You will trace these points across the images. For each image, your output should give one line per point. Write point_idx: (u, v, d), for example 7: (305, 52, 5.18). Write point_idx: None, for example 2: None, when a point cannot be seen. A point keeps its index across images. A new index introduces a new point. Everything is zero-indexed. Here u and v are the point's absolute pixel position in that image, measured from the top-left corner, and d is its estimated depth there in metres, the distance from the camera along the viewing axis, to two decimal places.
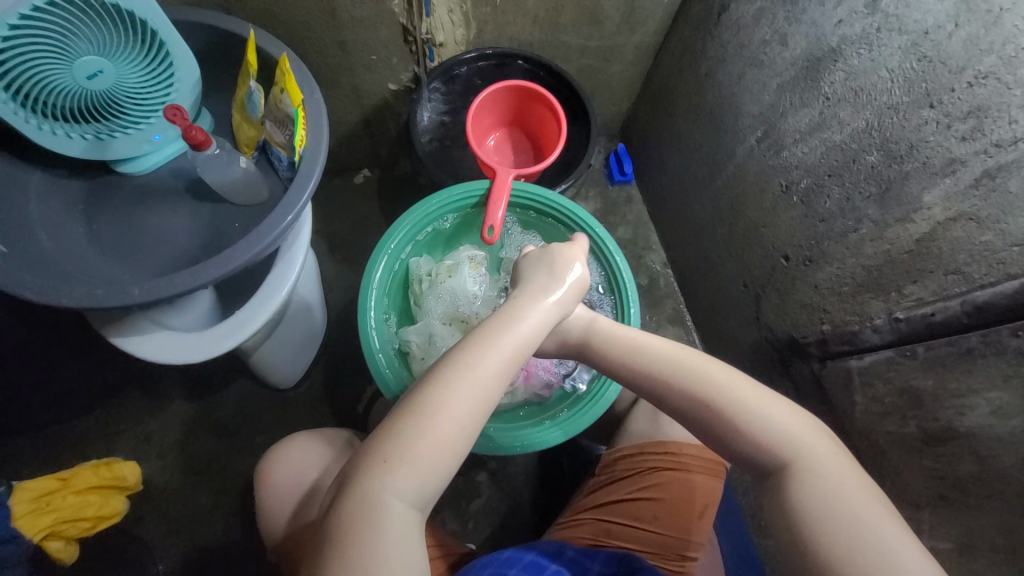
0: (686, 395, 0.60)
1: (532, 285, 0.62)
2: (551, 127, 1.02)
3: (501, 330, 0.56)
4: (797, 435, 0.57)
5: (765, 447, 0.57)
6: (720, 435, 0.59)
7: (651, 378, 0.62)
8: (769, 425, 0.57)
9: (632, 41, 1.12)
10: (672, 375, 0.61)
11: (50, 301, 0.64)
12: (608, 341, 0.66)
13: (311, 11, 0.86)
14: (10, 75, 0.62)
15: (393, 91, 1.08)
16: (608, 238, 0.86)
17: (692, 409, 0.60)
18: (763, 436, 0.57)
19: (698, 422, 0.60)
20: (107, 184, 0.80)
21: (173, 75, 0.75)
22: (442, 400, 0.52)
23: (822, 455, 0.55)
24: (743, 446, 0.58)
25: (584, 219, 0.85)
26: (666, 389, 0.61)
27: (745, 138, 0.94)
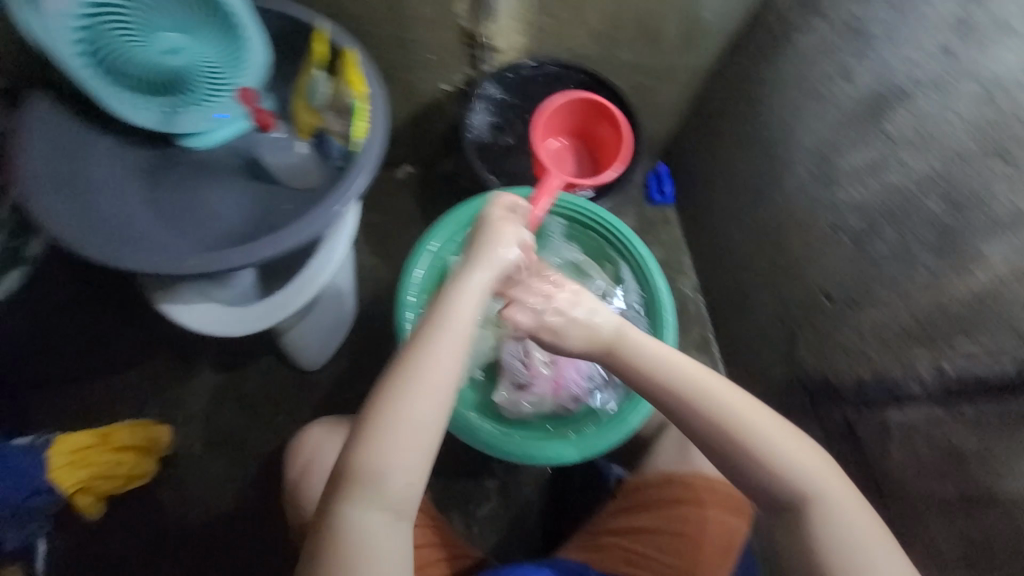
0: (712, 423, 0.57)
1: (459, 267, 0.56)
2: (613, 148, 0.96)
3: (459, 300, 0.53)
4: (811, 469, 0.56)
5: (786, 483, 0.56)
6: (741, 467, 0.57)
7: (676, 397, 0.57)
8: (789, 460, 0.56)
9: (686, 62, 1.10)
10: (700, 400, 0.57)
11: (113, 263, 0.69)
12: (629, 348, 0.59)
13: (377, 7, 0.88)
14: (93, 46, 0.66)
15: (445, 91, 1.10)
16: (650, 259, 0.86)
17: (714, 435, 0.57)
18: (780, 469, 0.56)
19: (720, 451, 0.57)
20: (170, 156, 0.83)
21: (245, 58, 0.75)
22: (391, 413, 0.49)
23: (835, 489, 0.56)
24: (759, 476, 0.56)
25: (629, 238, 0.86)
26: (691, 411, 0.57)
27: (795, 171, 0.92)
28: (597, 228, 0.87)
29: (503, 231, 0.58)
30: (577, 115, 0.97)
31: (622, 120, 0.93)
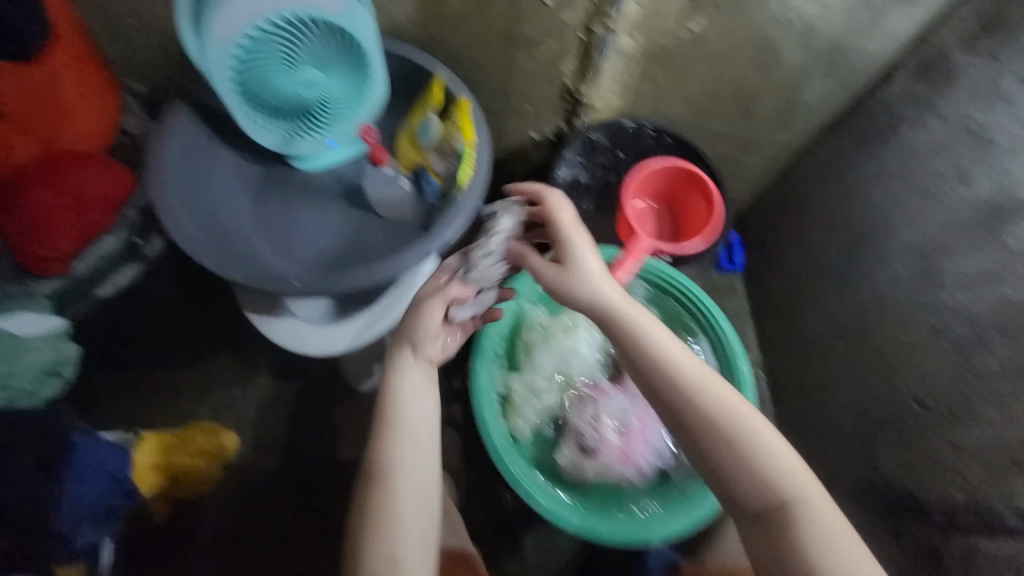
0: (699, 406, 0.56)
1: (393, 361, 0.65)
2: (702, 213, 0.96)
3: (409, 388, 0.63)
4: (786, 467, 0.55)
5: (761, 483, 0.54)
6: (718, 458, 0.55)
7: (661, 369, 0.57)
8: (770, 462, 0.54)
9: (777, 137, 1.08)
10: (680, 372, 0.57)
11: (225, 273, 0.73)
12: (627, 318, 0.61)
13: (489, 58, 0.93)
14: (242, 76, 0.70)
15: (533, 139, 1.12)
16: (735, 340, 0.84)
17: (691, 413, 0.56)
18: (753, 458, 0.54)
19: (699, 435, 0.55)
20: (280, 174, 0.88)
21: (368, 96, 0.81)
22: (386, 513, 0.58)
23: (815, 503, 0.53)
24: (730, 465, 0.55)
25: (710, 310, 0.86)
26: (670, 389, 0.57)
27: (891, 265, 0.88)
28: (681, 299, 0.87)
29: (423, 317, 0.67)
30: (665, 181, 0.98)
31: (716, 193, 0.92)
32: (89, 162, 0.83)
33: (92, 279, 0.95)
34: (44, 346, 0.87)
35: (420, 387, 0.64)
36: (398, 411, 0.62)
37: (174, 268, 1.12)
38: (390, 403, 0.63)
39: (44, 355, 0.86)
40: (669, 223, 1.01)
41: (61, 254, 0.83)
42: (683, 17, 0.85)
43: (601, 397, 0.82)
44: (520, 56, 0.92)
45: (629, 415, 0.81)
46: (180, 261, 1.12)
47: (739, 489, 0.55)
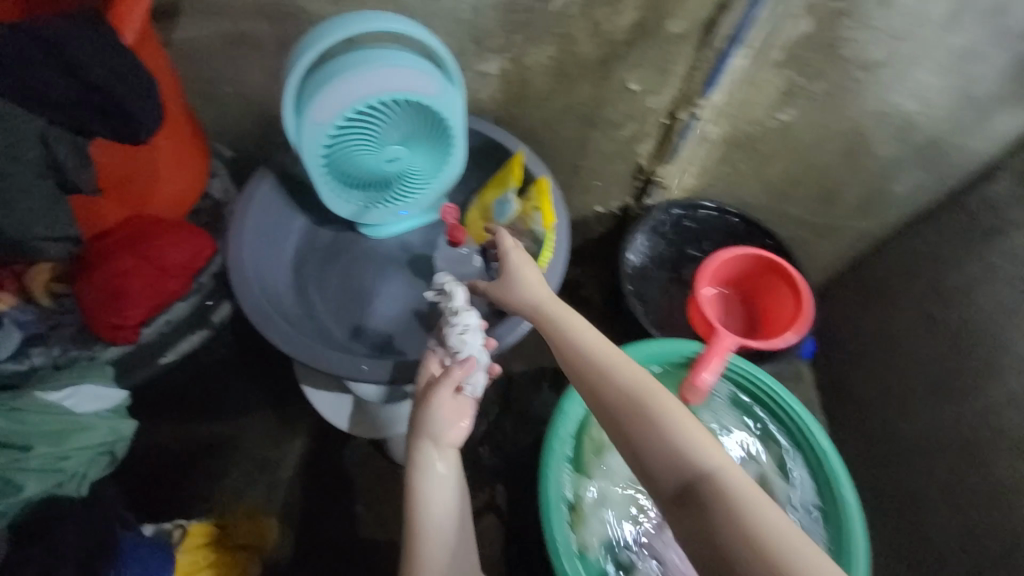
0: (602, 377, 0.51)
1: (420, 458, 0.65)
2: (787, 312, 0.90)
3: (438, 489, 0.65)
4: (655, 423, 0.47)
5: (685, 467, 0.44)
6: (627, 430, 0.48)
7: (570, 345, 0.55)
8: (680, 429, 0.46)
9: (856, 226, 1.02)
10: (585, 357, 0.53)
11: (293, 352, 0.70)
12: (549, 307, 0.60)
13: (567, 137, 0.92)
14: (330, 150, 0.70)
15: (596, 213, 1.09)
16: (837, 459, 0.75)
17: (614, 404, 0.49)
18: (678, 443, 0.45)
19: (605, 409, 0.50)
20: (347, 240, 0.87)
21: (445, 170, 0.80)
22: None
23: (742, 479, 0.43)
24: (656, 454, 0.46)
25: (808, 426, 0.78)
26: (582, 369, 0.52)
27: (1005, 380, 0.81)
28: (774, 406, 0.80)
29: (449, 418, 0.64)
30: (745, 272, 0.94)
31: (807, 292, 0.87)
32: (185, 228, 0.73)
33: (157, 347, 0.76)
34: (102, 426, 0.71)
35: (439, 479, 0.65)
36: (422, 511, 0.65)
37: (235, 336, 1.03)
38: (414, 502, 0.65)
39: (102, 436, 0.71)
40: (745, 316, 0.96)
41: (132, 323, 0.70)
42: (773, 107, 0.83)
43: None
44: (598, 136, 0.91)
45: None
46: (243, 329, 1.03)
47: (655, 470, 0.45)
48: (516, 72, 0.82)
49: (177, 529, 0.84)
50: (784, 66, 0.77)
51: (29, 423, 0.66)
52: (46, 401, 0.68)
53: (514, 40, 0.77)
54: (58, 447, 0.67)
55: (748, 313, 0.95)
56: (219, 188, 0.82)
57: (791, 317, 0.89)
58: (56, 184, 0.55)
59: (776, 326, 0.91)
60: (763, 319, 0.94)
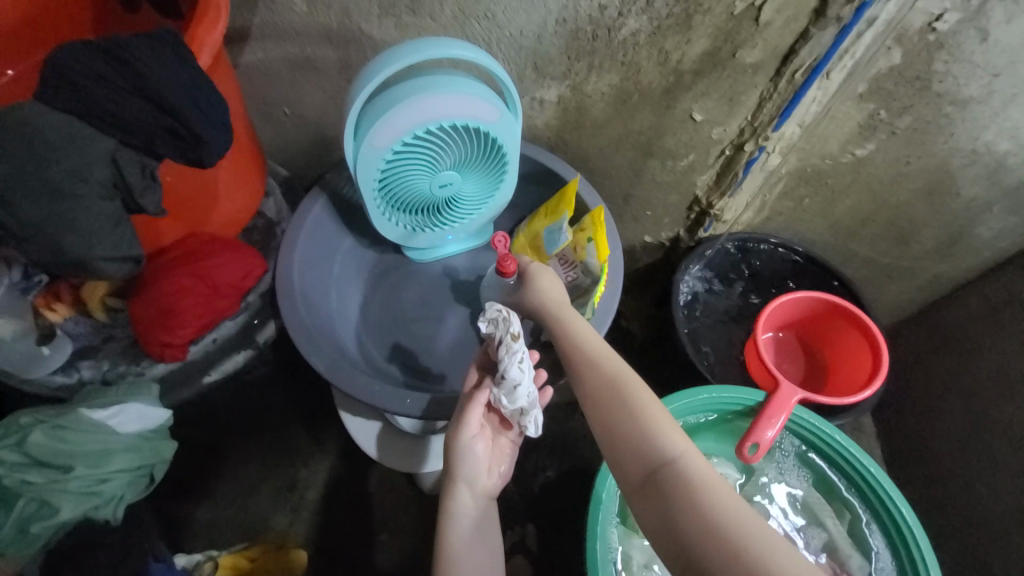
0: (599, 373, 0.54)
1: (452, 496, 0.63)
2: (858, 364, 0.83)
3: (463, 534, 0.62)
4: (635, 408, 0.51)
5: (655, 448, 0.48)
6: (613, 422, 0.51)
7: (573, 341, 0.58)
8: (665, 430, 0.49)
9: (931, 269, 0.94)
10: (581, 348, 0.57)
11: (336, 380, 0.67)
12: (557, 306, 0.63)
13: (621, 165, 0.89)
14: (385, 174, 0.69)
15: (645, 243, 1.05)
16: (923, 536, 0.67)
17: (601, 389, 0.53)
18: (651, 427, 0.49)
19: (597, 401, 0.53)
20: (393, 263, 0.86)
21: (496, 196, 0.78)
22: None
23: (711, 472, 0.46)
24: (631, 435, 0.49)
25: (887, 494, 0.70)
26: (579, 358, 0.56)
27: None
28: (843, 467, 0.73)
29: (478, 452, 0.63)
30: (814, 316, 0.87)
31: (883, 342, 0.80)
32: (237, 245, 0.73)
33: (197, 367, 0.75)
34: (142, 447, 0.71)
35: (468, 527, 0.63)
36: (451, 562, 0.61)
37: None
38: (443, 553, 0.61)
39: (142, 459, 0.70)
40: (807, 360, 0.90)
41: (182, 340, 0.70)
42: (849, 141, 0.78)
43: None
44: (654, 165, 0.88)
45: None
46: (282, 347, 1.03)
47: (630, 458, 0.49)
48: (575, 100, 0.80)
49: (208, 561, 0.87)
50: (864, 99, 0.72)
51: (72, 442, 0.66)
52: (90, 419, 0.67)
53: (576, 67, 0.75)
54: (98, 469, 0.67)
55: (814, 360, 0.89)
56: (271, 207, 0.83)
57: (864, 369, 0.82)
58: (121, 204, 0.56)
59: (846, 376, 0.84)
60: (829, 366, 0.88)
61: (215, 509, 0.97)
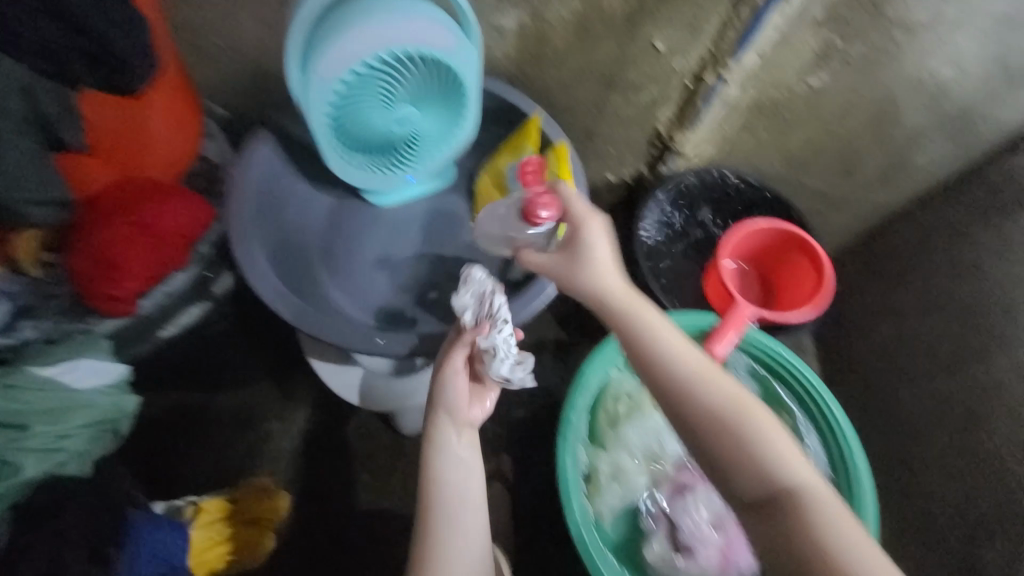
0: (703, 407, 0.47)
1: (441, 430, 0.64)
2: (803, 288, 0.90)
3: (449, 462, 0.64)
4: (747, 436, 0.46)
5: (769, 481, 0.45)
6: (716, 449, 0.46)
7: (661, 358, 0.49)
8: (788, 474, 0.45)
9: (872, 198, 0.99)
10: (670, 359, 0.49)
11: (302, 325, 0.67)
12: (634, 307, 0.52)
13: (584, 100, 0.87)
14: (336, 108, 0.65)
15: (608, 182, 1.05)
16: (848, 433, 0.77)
17: (702, 414, 0.47)
18: (767, 460, 0.45)
19: (709, 443, 0.46)
20: (351, 206, 0.82)
21: (457, 135, 0.75)
22: None
23: (833, 500, 0.44)
24: (743, 467, 0.45)
25: (822, 400, 0.78)
26: (670, 373, 0.48)
27: (1013, 354, 0.78)
28: (786, 380, 0.81)
29: (460, 383, 0.64)
30: (765, 246, 0.93)
31: (826, 265, 0.86)
32: (180, 191, 0.69)
33: (158, 319, 0.78)
34: (99, 402, 0.70)
35: (455, 457, 0.64)
36: (443, 488, 0.63)
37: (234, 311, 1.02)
38: (433, 480, 0.63)
39: (99, 413, 0.70)
40: (759, 287, 0.96)
41: (129, 295, 0.67)
42: (803, 71, 0.79)
43: (694, 485, 0.75)
44: (617, 100, 0.87)
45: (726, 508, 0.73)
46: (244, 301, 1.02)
47: (746, 486, 0.45)
48: (535, 28, 0.76)
49: (189, 506, 0.87)
50: (820, 25, 0.73)
51: (24, 401, 0.65)
52: (41, 376, 0.67)
53: None
54: (57, 425, 0.66)
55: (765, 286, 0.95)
56: (213, 149, 0.78)
57: (809, 292, 0.89)
58: (39, 140, 0.53)
59: (791, 298, 0.91)
60: (779, 293, 0.94)
61: (190, 464, 0.97)
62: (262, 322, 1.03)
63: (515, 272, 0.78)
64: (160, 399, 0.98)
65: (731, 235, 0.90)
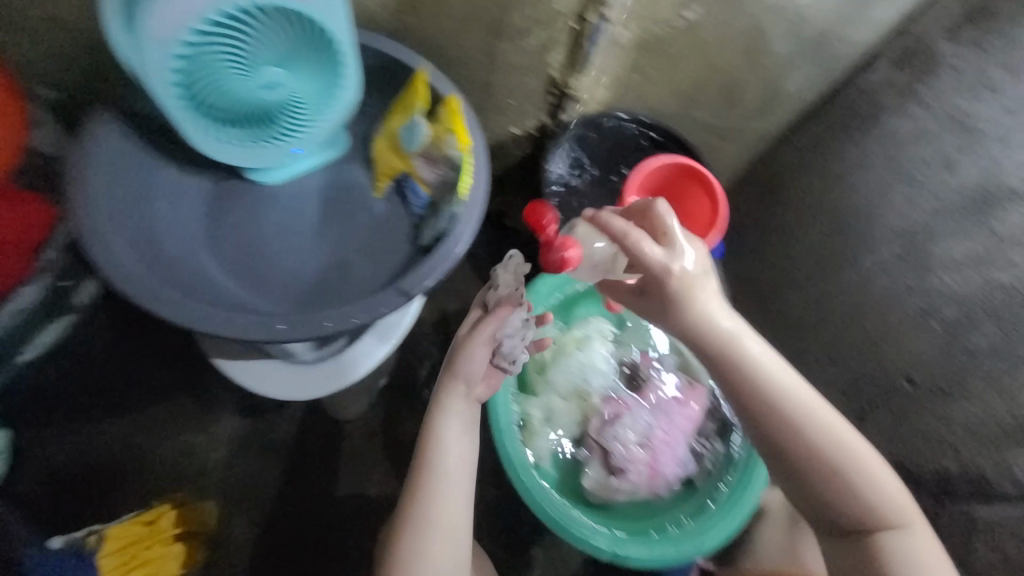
0: (807, 437, 0.57)
1: (447, 398, 0.65)
2: (702, 218, 0.96)
3: (448, 426, 0.64)
4: (844, 465, 0.58)
5: (879, 511, 0.59)
6: (807, 471, 0.58)
7: (766, 392, 0.57)
8: (863, 471, 0.59)
9: (755, 126, 1.06)
10: (794, 402, 0.57)
11: (188, 323, 0.60)
12: (736, 345, 0.57)
13: (472, 49, 0.84)
14: (186, 75, 0.58)
15: (512, 135, 1.04)
16: None
17: (800, 444, 0.58)
18: (871, 493, 0.59)
19: (801, 460, 0.58)
20: (232, 188, 0.75)
21: (338, 97, 0.68)
22: (426, 541, 0.61)
23: (907, 512, 0.60)
24: (850, 495, 0.59)
25: None
26: (771, 406, 0.57)
27: (875, 251, 0.87)
28: None
29: (472, 354, 0.66)
30: (665, 183, 0.97)
31: (719, 192, 0.93)
32: (20, 199, 0.78)
33: (18, 343, 0.87)
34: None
35: (457, 429, 0.65)
36: (436, 453, 0.63)
37: (111, 319, 1.03)
38: (429, 445, 0.64)
39: None
40: None
41: None
42: (678, 4, 0.81)
43: (620, 412, 0.80)
44: (506, 47, 0.84)
45: (650, 427, 0.79)
46: (111, 307, 1.03)
47: (847, 505, 0.59)
48: None
49: (93, 535, 0.89)
50: None
51: None
52: None
53: None
54: None
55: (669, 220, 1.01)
56: None
57: (708, 219, 0.95)
58: None
59: (694, 227, 0.97)
60: (682, 227, 0.98)
61: (112, 485, 0.97)
62: (142, 326, 1.03)
63: (426, 237, 0.75)
64: (58, 428, 0.98)
65: (633, 177, 0.93)
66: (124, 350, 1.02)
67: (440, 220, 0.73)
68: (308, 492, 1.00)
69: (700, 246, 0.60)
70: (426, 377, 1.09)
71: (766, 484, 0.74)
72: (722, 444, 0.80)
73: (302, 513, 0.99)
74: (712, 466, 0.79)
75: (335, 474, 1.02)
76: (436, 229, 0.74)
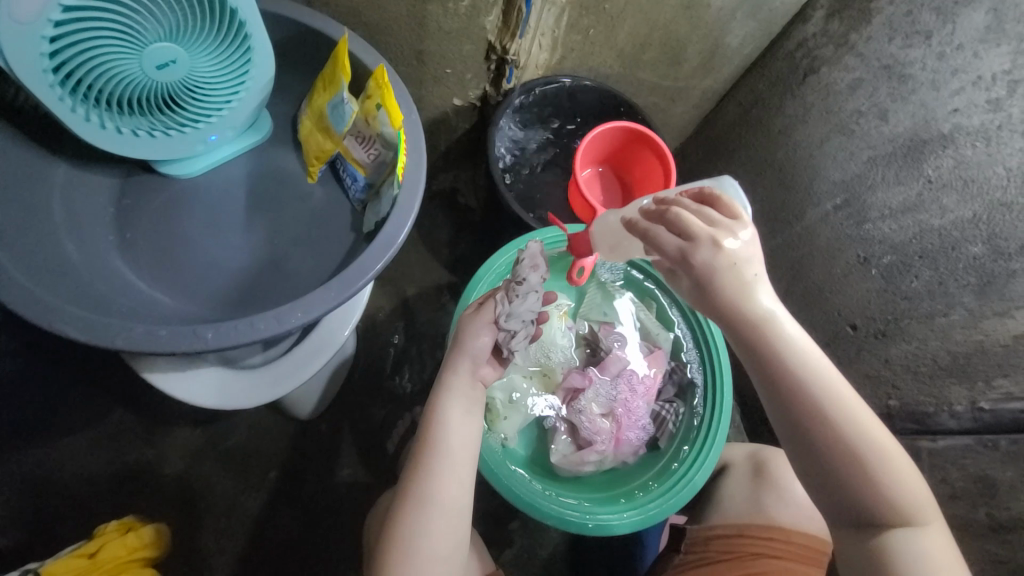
0: (832, 427, 0.54)
1: (458, 371, 0.65)
2: (657, 182, 0.94)
3: (453, 396, 0.63)
4: (874, 452, 0.54)
5: (901, 510, 0.55)
6: (832, 462, 0.54)
7: (796, 383, 0.53)
8: (891, 480, 0.55)
9: (702, 85, 1.06)
10: (813, 383, 0.54)
11: (95, 340, 0.53)
12: (769, 337, 0.53)
13: (398, 14, 0.77)
14: (59, 56, 0.51)
15: (454, 107, 0.98)
16: None
17: (821, 432, 0.54)
18: (895, 493, 0.55)
19: (820, 458, 0.54)
20: (147, 185, 0.69)
21: (247, 73, 0.63)
22: (421, 520, 0.58)
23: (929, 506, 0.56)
24: (871, 498, 0.55)
25: None
26: (795, 386, 0.54)
27: (818, 204, 0.88)
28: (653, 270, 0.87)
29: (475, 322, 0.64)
30: (616, 145, 0.97)
31: (669, 153, 0.91)
32: None
33: None
34: None
35: (462, 408, 0.63)
36: (441, 431, 0.61)
37: (24, 342, 0.96)
38: (435, 423, 0.62)
39: None
40: (619, 190, 1.01)
41: None
42: None
43: (585, 386, 0.80)
44: (435, 13, 0.77)
45: (614, 399, 0.80)
46: (20, 330, 0.97)
47: (871, 504, 0.55)
48: None
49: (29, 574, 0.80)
50: None
51: None
52: None
53: None
54: None
55: (624, 189, 1.00)
56: None
57: (662, 183, 0.94)
58: None
59: (648, 194, 0.96)
60: (638, 190, 0.99)
61: (56, 513, 0.91)
62: (64, 343, 0.98)
63: (368, 223, 0.70)
64: None
65: (581, 146, 0.91)
66: (54, 371, 0.96)
67: (380, 205, 0.67)
68: (276, 495, 0.97)
69: (745, 228, 0.53)
70: (390, 365, 1.06)
71: (724, 442, 0.76)
72: (684, 407, 0.81)
73: (271, 516, 0.96)
74: (676, 428, 0.80)
75: (302, 475, 0.98)
76: (377, 214, 0.68)
